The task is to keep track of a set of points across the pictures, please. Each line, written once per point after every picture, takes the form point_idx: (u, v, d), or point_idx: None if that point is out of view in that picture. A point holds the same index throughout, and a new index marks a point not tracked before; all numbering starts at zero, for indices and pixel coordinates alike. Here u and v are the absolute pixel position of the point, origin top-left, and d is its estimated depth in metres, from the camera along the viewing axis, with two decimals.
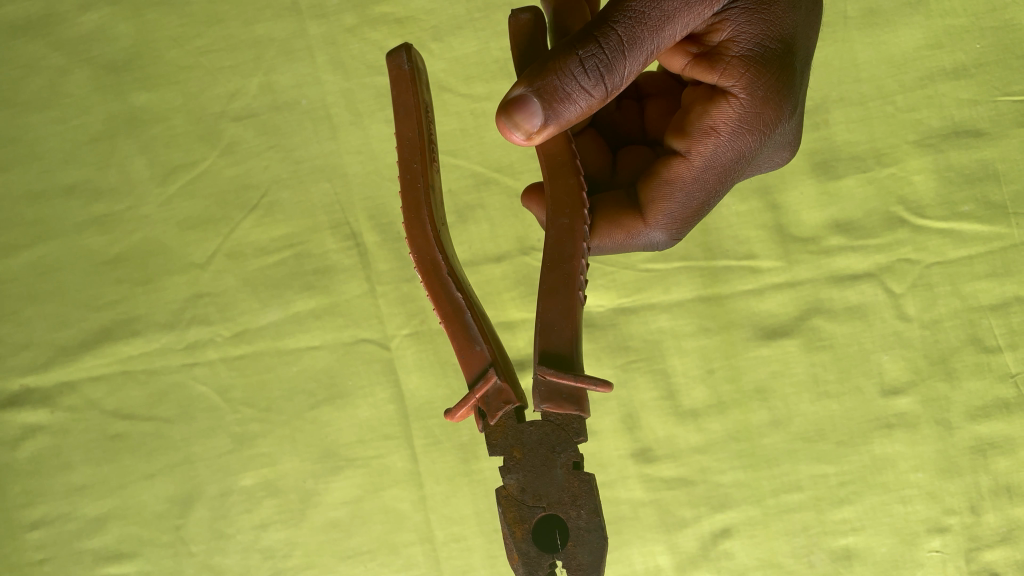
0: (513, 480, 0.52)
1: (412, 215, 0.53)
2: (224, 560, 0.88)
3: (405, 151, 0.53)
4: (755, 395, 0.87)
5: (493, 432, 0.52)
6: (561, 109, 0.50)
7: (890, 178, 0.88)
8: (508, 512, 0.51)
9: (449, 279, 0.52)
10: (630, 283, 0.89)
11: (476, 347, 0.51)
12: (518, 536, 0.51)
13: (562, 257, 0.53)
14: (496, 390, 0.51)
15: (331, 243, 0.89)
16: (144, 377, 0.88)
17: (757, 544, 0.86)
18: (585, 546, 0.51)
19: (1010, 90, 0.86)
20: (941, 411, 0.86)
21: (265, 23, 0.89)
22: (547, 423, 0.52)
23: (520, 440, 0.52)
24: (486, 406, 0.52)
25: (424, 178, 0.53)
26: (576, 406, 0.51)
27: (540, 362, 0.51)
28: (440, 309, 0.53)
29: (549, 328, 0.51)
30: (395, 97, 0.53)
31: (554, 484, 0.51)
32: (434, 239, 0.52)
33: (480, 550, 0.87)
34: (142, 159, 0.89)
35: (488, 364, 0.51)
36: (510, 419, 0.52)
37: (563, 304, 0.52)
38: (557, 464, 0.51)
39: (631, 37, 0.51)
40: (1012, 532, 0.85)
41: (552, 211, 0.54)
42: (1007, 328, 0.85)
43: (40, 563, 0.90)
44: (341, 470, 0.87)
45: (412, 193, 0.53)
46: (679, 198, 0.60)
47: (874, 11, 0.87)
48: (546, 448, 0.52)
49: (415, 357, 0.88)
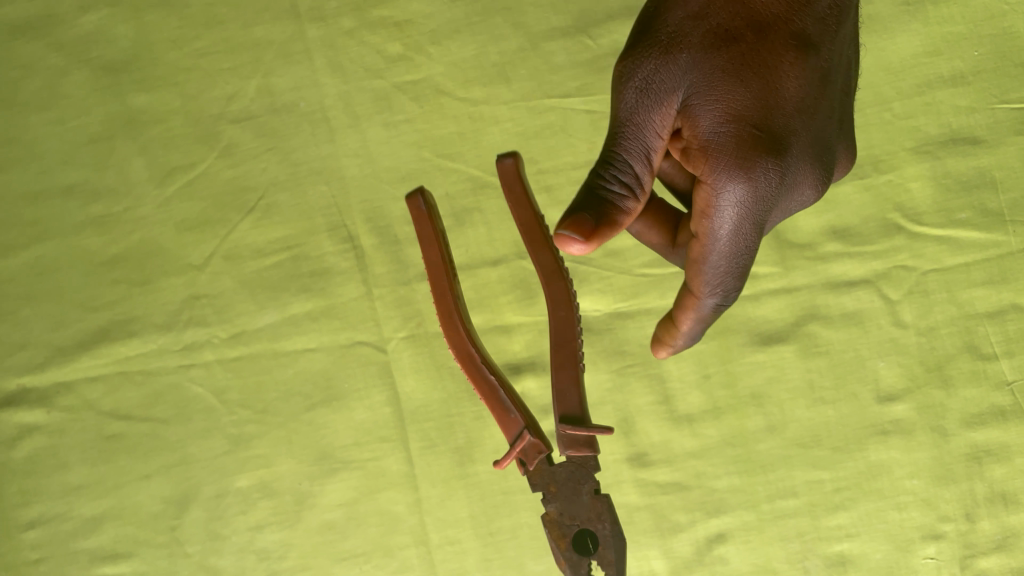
0: (552, 506, 0.58)
1: (445, 319, 0.60)
2: (219, 561, 0.88)
3: (433, 272, 0.60)
4: (750, 401, 0.87)
5: (530, 474, 0.58)
6: (609, 216, 0.55)
7: (888, 184, 0.87)
8: (551, 530, 0.57)
9: (482, 365, 0.58)
10: (626, 288, 0.89)
11: (511, 415, 0.57)
12: (562, 555, 0.57)
13: (569, 333, 0.58)
14: (530, 448, 0.58)
15: (327, 246, 0.88)
16: (141, 378, 0.89)
17: (752, 550, 0.87)
18: (614, 551, 0.57)
19: (1007, 98, 0.86)
20: (937, 418, 0.86)
21: (264, 26, 0.88)
22: (572, 462, 0.58)
23: (551, 476, 0.58)
24: (523, 457, 0.58)
25: (449, 285, 0.60)
26: (592, 449, 0.57)
27: (559, 422, 0.57)
28: (478, 389, 0.58)
29: (563, 397, 0.57)
30: (416, 232, 0.61)
31: (583, 508, 0.58)
32: (466, 335, 0.59)
33: (475, 554, 0.87)
34: (141, 160, 0.89)
35: (521, 430, 0.57)
36: (543, 463, 0.58)
37: (571, 375, 0.58)
38: (583, 490, 0.58)
39: (628, 144, 0.57)
40: (1007, 540, 0.85)
41: (556, 291, 0.59)
42: (1004, 336, 0.86)
43: (35, 563, 0.89)
44: (336, 472, 0.88)
45: (441, 299, 0.60)
46: (715, 270, 0.58)
47: (871, 17, 0.87)
48: (573, 478, 0.58)
49: (411, 361, 0.88)
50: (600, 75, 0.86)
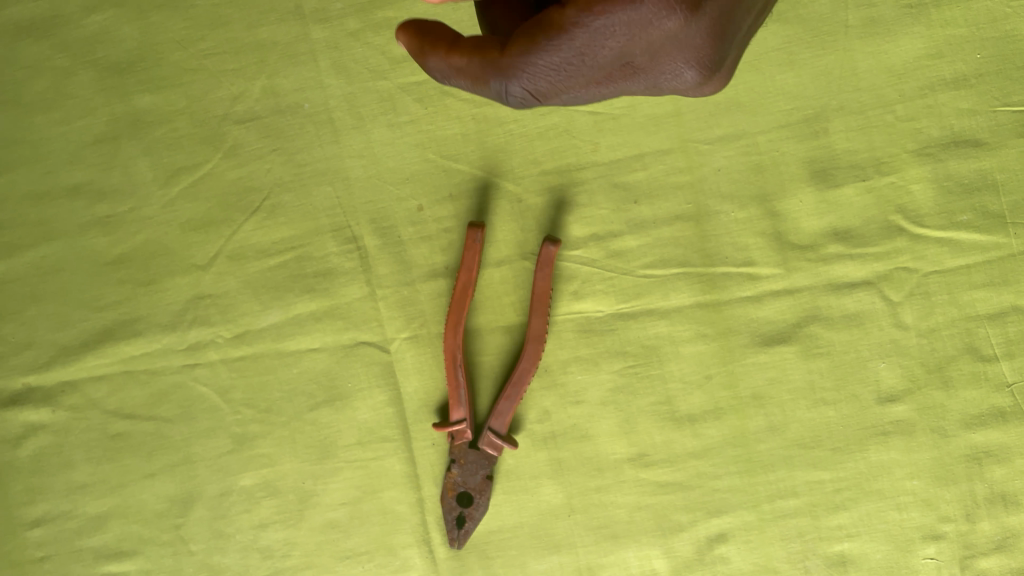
0: (455, 469, 0.85)
1: (452, 323, 0.83)
2: (224, 558, 0.91)
3: (461, 291, 0.83)
4: (752, 401, 0.88)
5: (455, 445, 0.85)
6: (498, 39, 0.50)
7: (889, 186, 0.86)
8: (449, 482, 0.85)
9: (459, 366, 0.83)
10: (628, 289, 0.88)
11: (461, 406, 0.83)
12: (445, 500, 0.85)
13: (524, 378, 0.83)
14: (461, 430, 0.84)
15: (331, 247, 0.89)
16: (146, 377, 0.90)
17: (752, 548, 0.89)
18: (477, 511, 0.85)
19: (1009, 101, 0.85)
20: (937, 419, 0.87)
21: (268, 26, 0.87)
22: (481, 452, 0.84)
23: (465, 452, 0.85)
24: (455, 432, 0.84)
25: (464, 306, 0.83)
26: (495, 450, 0.84)
27: (488, 428, 0.84)
28: (451, 378, 0.83)
29: (498, 413, 0.84)
30: (465, 259, 0.82)
31: (474, 480, 0.85)
32: (459, 342, 0.83)
33: (477, 552, 0.90)
34: (146, 161, 0.89)
35: (462, 418, 0.83)
36: (466, 443, 0.85)
37: (508, 403, 0.83)
38: (481, 471, 0.85)
39: None
40: (1005, 540, 0.88)
41: (529, 347, 0.83)
42: (1005, 338, 0.87)
43: (40, 561, 0.91)
44: (340, 471, 0.90)
45: (456, 312, 0.83)
46: (548, 59, 0.49)
47: (874, 20, 0.85)
48: (478, 460, 0.85)
49: (414, 361, 0.89)
50: None
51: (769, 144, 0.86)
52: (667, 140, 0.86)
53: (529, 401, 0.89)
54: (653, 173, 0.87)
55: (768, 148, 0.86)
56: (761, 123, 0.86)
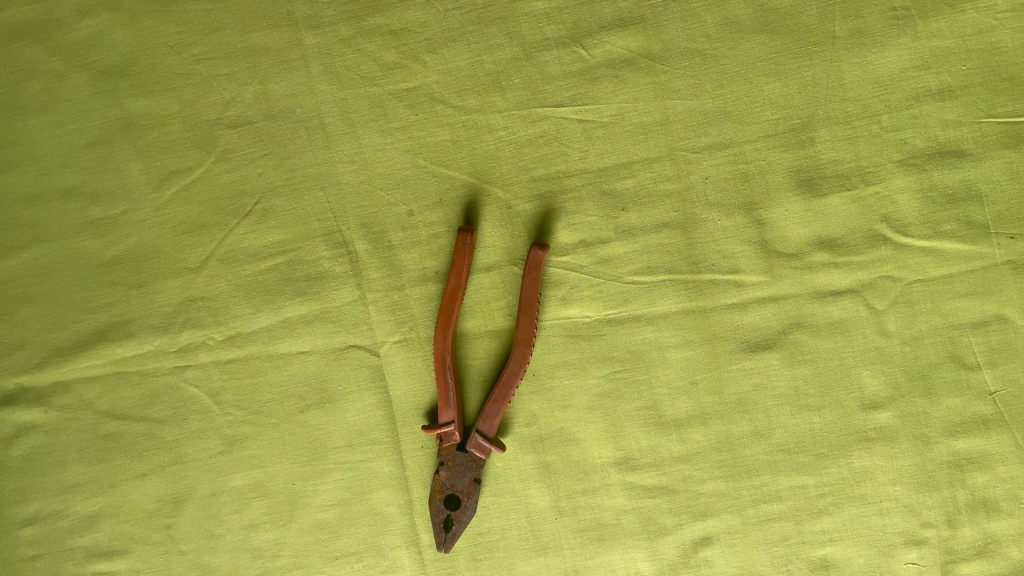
0: (443, 471, 0.85)
1: (441, 327, 0.84)
2: (214, 559, 0.92)
3: (449, 295, 0.83)
4: (737, 407, 0.89)
5: (443, 447, 0.86)
6: None
7: (875, 197, 0.87)
8: (436, 483, 0.85)
9: (447, 369, 0.84)
10: (616, 295, 0.89)
11: (449, 409, 0.84)
12: (433, 502, 0.86)
13: (513, 382, 0.84)
14: (449, 433, 0.85)
15: (322, 251, 0.90)
16: (138, 378, 0.91)
17: (736, 553, 0.90)
18: (465, 514, 0.85)
19: (994, 112, 0.85)
20: (919, 426, 0.89)
21: (260, 32, 0.88)
22: (469, 454, 0.85)
23: (452, 455, 0.86)
24: (444, 434, 0.85)
25: (452, 310, 0.83)
26: (483, 452, 0.84)
27: (475, 431, 0.84)
28: (439, 381, 0.84)
29: (485, 416, 0.85)
30: (454, 263, 0.83)
31: (462, 483, 0.85)
32: (448, 345, 0.84)
33: (464, 553, 0.92)
34: (139, 164, 0.90)
35: (450, 420, 0.84)
36: (454, 445, 0.85)
37: (496, 406, 0.84)
38: (468, 474, 0.85)
39: None
40: (987, 546, 0.89)
41: (518, 351, 0.84)
42: (987, 347, 0.88)
43: (31, 560, 0.93)
44: (329, 472, 0.91)
45: (445, 315, 0.84)
46: None
47: (861, 31, 0.85)
48: (466, 463, 0.85)
49: (404, 364, 0.90)
50: (593, 84, 0.87)
51: (756, 153, 0.87)
52: (656, 148, 0.87)
53: (517, 405, 0.90)
54: (641, 181, 0.87)
55: (754, 157, 0.87)
56: (748, 132, 0.87)
